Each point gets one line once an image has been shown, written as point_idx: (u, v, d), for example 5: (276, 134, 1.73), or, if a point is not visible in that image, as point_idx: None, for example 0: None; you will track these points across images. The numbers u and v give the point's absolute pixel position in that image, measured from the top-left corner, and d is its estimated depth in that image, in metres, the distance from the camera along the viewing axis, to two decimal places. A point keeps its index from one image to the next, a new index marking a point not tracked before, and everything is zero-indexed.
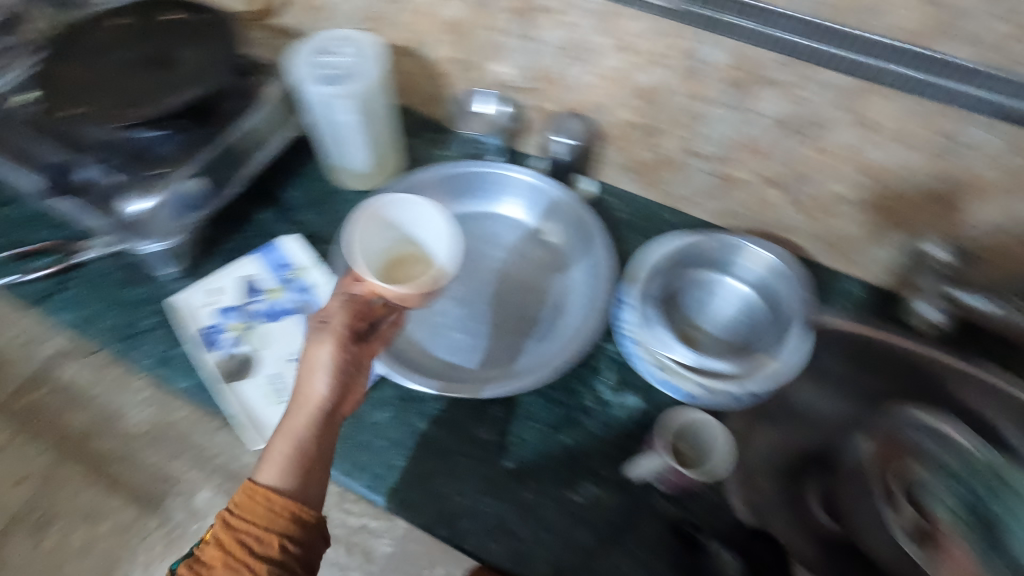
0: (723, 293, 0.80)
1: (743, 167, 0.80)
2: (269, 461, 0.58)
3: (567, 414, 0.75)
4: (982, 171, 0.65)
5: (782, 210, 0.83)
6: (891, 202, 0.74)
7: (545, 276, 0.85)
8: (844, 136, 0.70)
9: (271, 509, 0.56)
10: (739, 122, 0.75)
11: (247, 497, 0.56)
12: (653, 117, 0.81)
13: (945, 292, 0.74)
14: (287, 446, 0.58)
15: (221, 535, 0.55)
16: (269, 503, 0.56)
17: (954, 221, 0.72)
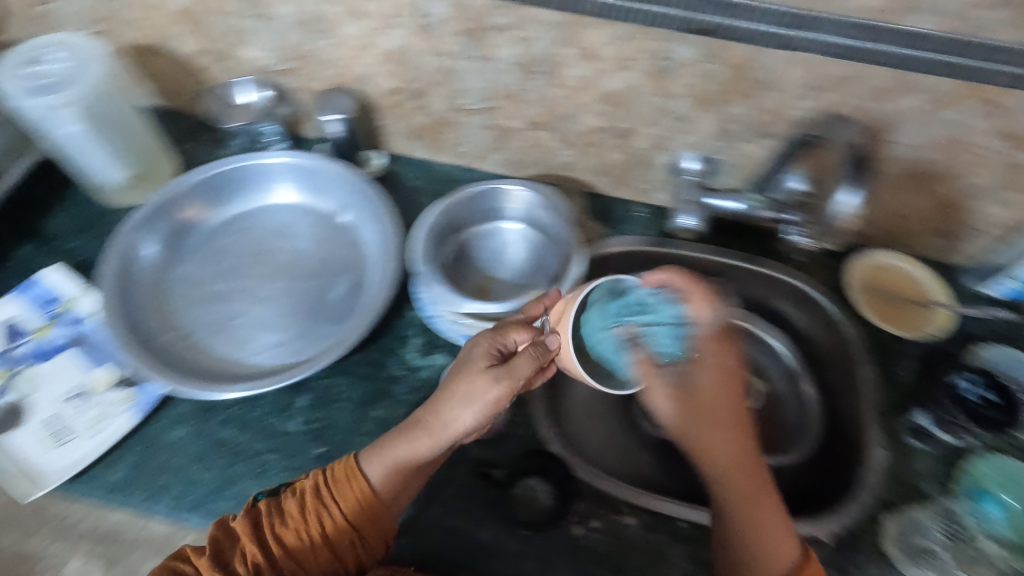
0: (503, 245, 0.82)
1: (507, 116, 0.84)
2: (382, 458, 0.61)
3: (377, 387, 0.76)
4: (694, 86, 0.72)
5: (555, 149, 0.88)
6: (635, 125, 0.80)
7: (339, 255, 0.84)
8: (575, 69, 0.74)
9: (359, 499, 0.59)
10: (486, 72, 0.78)
11: (346, 480, 0.60)
12: (410, 80, 0.82)
13: (701, 201, 0.82)
14: (401, 452, 0.61)
15: (304, 500, 0.59)
16: (359, 497, 0.59)
17: (691, 133, 0.79)
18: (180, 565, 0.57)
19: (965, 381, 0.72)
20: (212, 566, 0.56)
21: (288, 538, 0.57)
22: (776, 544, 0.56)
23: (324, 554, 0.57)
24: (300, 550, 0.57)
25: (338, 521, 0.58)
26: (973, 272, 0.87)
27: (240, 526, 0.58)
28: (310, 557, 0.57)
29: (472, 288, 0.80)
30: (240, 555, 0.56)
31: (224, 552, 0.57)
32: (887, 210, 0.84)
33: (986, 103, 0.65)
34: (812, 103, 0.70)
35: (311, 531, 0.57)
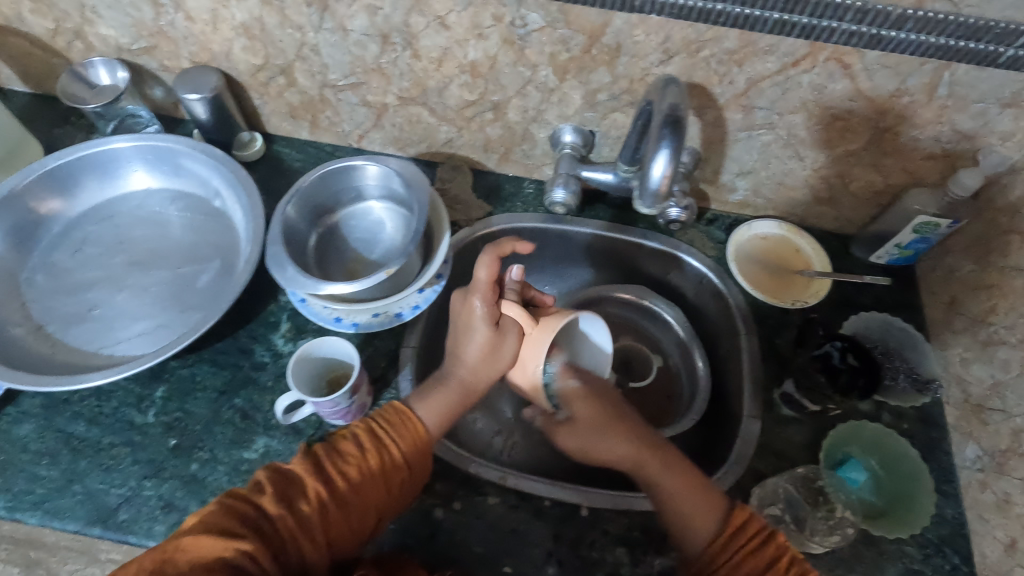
0: (367, 230, 0.79)
1: (378, 91, 0.81)
2: (434, 404, 0.65)
3: (239, 374, 0.73)
4: (552, 54, 0.70)
5: (433, 125, 0.85)
6: (504, 97, 0.78)
7: (212, 240, 0.83)
8: (431, 39, 0.72)
9: (415, 439, 0.62)
10: (344, 45, 0.75)
11: (400, 423, 0.62)
12: (272, 54, 0.79)
13: (578, 173, 0.80)
14: (450, 399, 0.66)
15: (364, 441, 0.60)
16: (413, 439, 0.62)
17: (561, 104, 0.77)
18: (233, 501, 0.54)
19: (831, 348, 0.71)
20: (277, 500, 0.55)
21: (352, 473, 0.58)
22: (706, 501, 0.60)
23: (380, 489, 0.59)
24: (362, 483, 0.58)
25: (394, 458, 0.60)
26: (859, 241, 0.86)
27: (300, 466, 0.58)
28: (367, 492, 0.58)
29: (339, 272, 0.77)
30: (303, 491, 0.56)
31: (289, 488, 0.56)
32: (768, 179, 0.82)
33: (835, 62, 0.64)
34: (668, 68, 0.68)
35: (373, 466, 0.59)
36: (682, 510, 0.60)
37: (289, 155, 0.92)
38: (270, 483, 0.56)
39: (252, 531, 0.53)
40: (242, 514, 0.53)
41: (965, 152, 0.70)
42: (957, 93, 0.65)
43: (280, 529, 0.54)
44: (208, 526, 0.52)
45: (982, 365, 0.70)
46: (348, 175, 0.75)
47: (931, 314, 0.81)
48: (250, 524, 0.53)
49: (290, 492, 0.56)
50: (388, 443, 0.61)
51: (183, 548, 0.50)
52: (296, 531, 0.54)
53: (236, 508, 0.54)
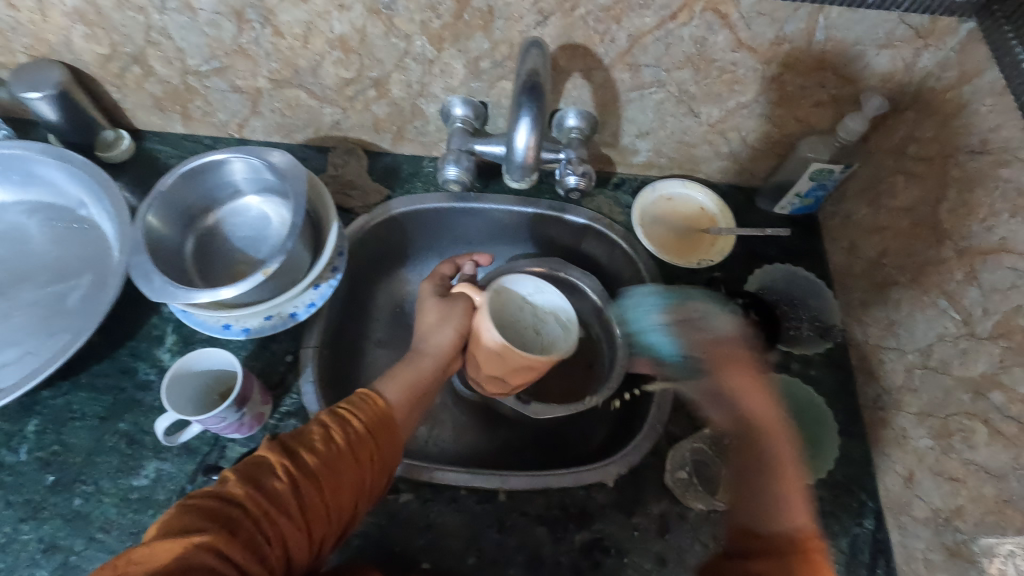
0: (248, 226, 0.73)
1: (247, 75, 0.75)
2: (392, 380, 0.60)
3: (122, 397, 0.68)
4: (423, 22, 0.65)
5: (316, 108, 0.79)
6: (383, 72, 0.73)
7: (81, 255, 0.76)
8: (291, 14, 0.66)
9: (384, 414, 0.56)
10: (197, 26, 0.68)
11: (364, 396, 0.56)
12: (118, 42, 0.71)
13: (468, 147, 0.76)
14: (408, 373, 0.62)
15: (327, 417, 0.54)
16: (381, 411, 0.56)
17: (444, 75, 0.72)
18: (193, 499, 0.46)
19: (735, 307, 0.72)
20: (244, 485, 0.47)
21: (323, 447, 0.51)
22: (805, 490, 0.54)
23: (358, 465, 0.52)
24: (337, 460, 0.51)
25: (366, 430, 0.54)
26: (764, 193, 0.86)
27: (265, 451, 0.50)
28: (347, 469, 0.51)
29: (225, 277, 0.72)
30: (270, 471, 0.49)
31: (254, 471, 0.48)
32: (668, 138, 0.81)
33: (711, 12, 0.62)
34: (546, 29, 0.65)
35: (346, 443, 0.52)
36: (779, 498, 0.53)
37: (164, 152, 0.85)
38: (235, 474, 0.48)
39: (221, 525, 0.44)
40: (205, 509, 0.45)
41: (850, 96, 0.70)
42: (835, 36, 0.64)
43: (255, 514, 0.46)
44: (165, 527, 0.43)
45: (879, 306, 0.72)
46: (219, 173, 0.70)
47: (833, 261, 0.82)
48: (216, 518, 0.44)
49: (257, 474, 0.48)
50: (353, 416, 0.54)
51: (137, 560, 0.41)
52: (274, 514, 0.47)
53: (199, 506, 0.45)
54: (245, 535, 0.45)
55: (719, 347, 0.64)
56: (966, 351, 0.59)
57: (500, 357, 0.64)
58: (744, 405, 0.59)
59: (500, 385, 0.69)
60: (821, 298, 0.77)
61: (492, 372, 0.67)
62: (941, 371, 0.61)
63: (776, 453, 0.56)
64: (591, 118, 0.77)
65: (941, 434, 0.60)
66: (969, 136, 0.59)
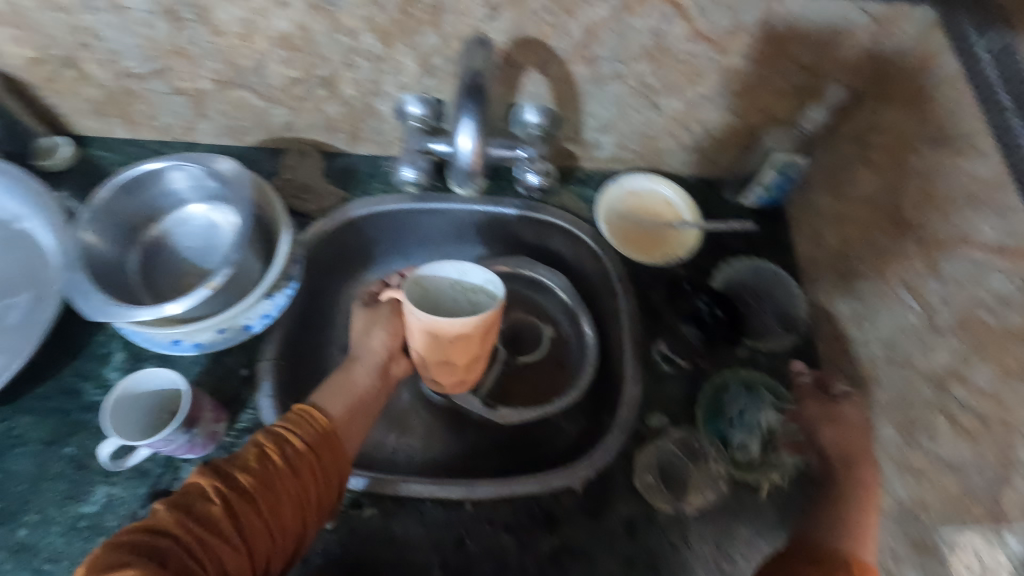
0: (193, 237, 0.70)
1: (188, 76, 0.71)
2: (328, 392, 0.60)
3: (67, 420, 0.65)
4: (368, 17, 0.62)
5: (264, 109, 0.76)
6: (332, 71, 0.69)
7: (19, 270, 0.72)
8: (228, 12, 0.62)
9: (321, 426, 0.55)
10: (128, 26, 0.64)
11: (301, 416, 0.55)
12: (45, 44, 0.67)
13: (424, 146, 0.71)
14: (345, 385, 0.61)
15: (260, 436, 0.53)
16: (319, 427, 0.55)
17: (395, 72, 0.69)
18: (123, 535, 0.44)
19: (700, 303, 0.73)
20: (174, 512, 0.46)
21: (258, 467, 0.50)
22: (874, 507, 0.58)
23: (299, 481, 0.51)
24: (275, 478, 0.50)
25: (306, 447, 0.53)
26: (730, 183, 0.85)
27: (197, 478, 0.49)
28: (287, 486, 0.50)
29: (174, 291, 0.69)
30: (204, 496, 0.47)
31: (187, 499, 0.47)
32: (631, 131, 0.79)
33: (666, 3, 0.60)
34: (497, 23, 0.62)
35: (281, 459, 0.51)
36: (846, 522, 0.58)
37: (107, 159, 0.81)
38: (165, 504, 0.47)
39: (151, 557, 0.43)
40: (133, 543, 0.43)
41: (811, 85, 0.69)
42: (793, 25, 0.62)
43: (188, 541, 0.44)
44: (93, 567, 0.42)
45: (844, 298, 0.71)
46: (159, 185, 0.67)
47: (799, 252, 0.81)
48: (145, 550, 0.43)
49: (189, 501, 0.47)
50: (285, 432, 0.53)
51: None
52: (209, 538, 0.45)
53: (127, 541, 0.43)
54: (178, 565, 0.43)
55: (801, 381, 0.69)
56: (929, 343, 0.58)
57: (431, 339, 0.59)
58: (822, 433, 0.64)
59: (451, 370, 0.64)
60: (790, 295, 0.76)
61: (437, 359, 0.62)
62: (904, 363, 0.61)
63: (861, 479, 0.60)
64: (551, 114, 0.73)
65: (905, 426, 0.60)
66: (928, 125, 0.58)
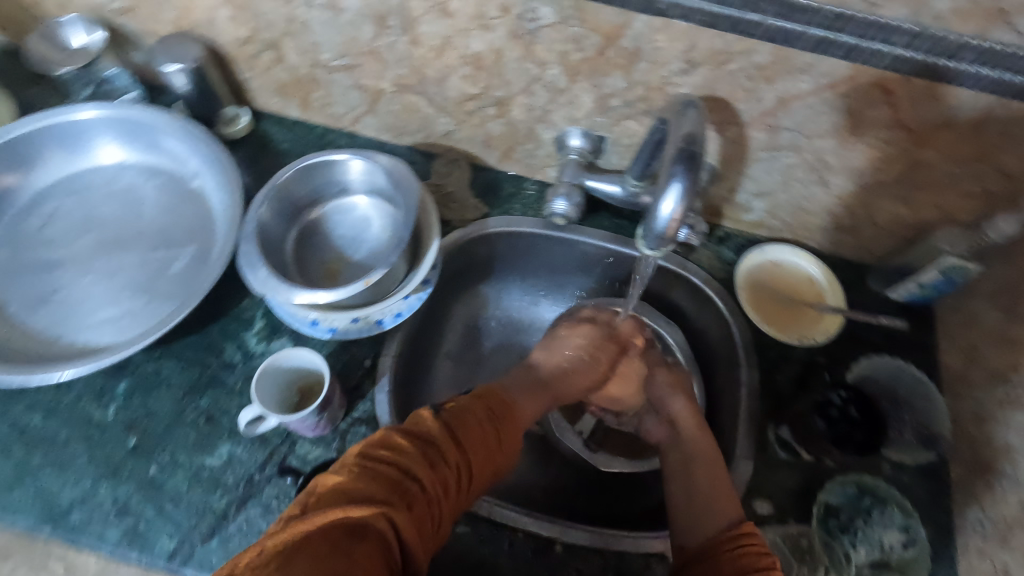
0: (346, 228, 0.74)
1: (373, 76, 0.75)
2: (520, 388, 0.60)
3: (206, 374, 0.69)
4: (563, 52, 0.63)
5: (432, 116, 0.79)
6: (509, 93, 0.71)
7: (187, 225, 0.78)
8: (431, 26, 0.65)
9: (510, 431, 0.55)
10: (337, 24, 0.68)
11: (505, 403, 0.57)
12: (259, 27, 0.72)
13: (581, 182, 0.74)
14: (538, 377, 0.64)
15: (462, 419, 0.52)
16: (512, 420, 0.56)
17: (569, 105, 0.70)
18: (376, 466, 0.48)
19: (833, 396, 0.66)
20: (420, 458, 0.49)
21: (476, 456, 0.51)
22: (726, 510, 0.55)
23: (500, 463, 0.54)
24: (478, 450, 0.52)
25: (504, 441, 0.54)
26: (878, 273, 0.80)
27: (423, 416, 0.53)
28: (489, 465, 0.52)
29: (320, 273, 0.72)
30: (443, 453, 0.50)
31: (429, 448, 0.50)
32: (787, 202, 0.76)
33: (876, 87, 0.57)
34: (689, 78, 0.62)
35: (476, 448, 0.52)
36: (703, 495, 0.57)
37: (277, 136, 0.86)
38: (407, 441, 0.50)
39: (401, 497, 0.46)
40: (384, 477, 0.47)
41: (1007, 194, 0.64)
42: (1009, 132, 0.58)
43: (424, 482, 0.48)
44: (352, 490, 0.45)
45: (997, 425, 0.65)
46: (330, 174, 0.70)
47: (945, 361, 0.75)
48: (393, 485, 0.47)
49: (432, 453, 0.49)
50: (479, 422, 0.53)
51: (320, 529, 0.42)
52: (441, 492, 0.49)
53: (376, 471, 0.47)
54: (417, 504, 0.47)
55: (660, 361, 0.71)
56: None
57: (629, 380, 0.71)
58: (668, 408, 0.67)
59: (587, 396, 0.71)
60: (932, 403, 0.70)
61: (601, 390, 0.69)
62: None
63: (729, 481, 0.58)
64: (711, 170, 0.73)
65: None
66: None
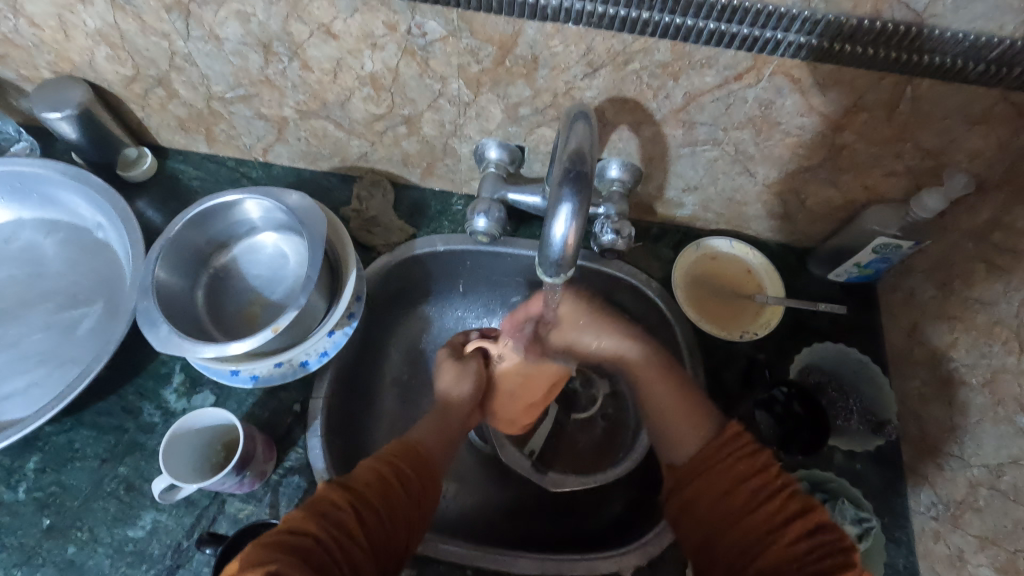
0: (256, 268, 0.70)
1: (273, 104, 0.70)
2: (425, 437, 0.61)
3: (124, 439, 0.65)
4: (461, 65, 0.60)
5: (343, 139, 0.75)
6: (415, 111, 0.68)
7: (93, 280, 0.73)
8: (320, 50, 0.61)
9: (415, 474, 0.55)
10: (221, 54, 0.64)
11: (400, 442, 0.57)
12: (142, 65, 0.67)
13: (502, 195, 0.71)
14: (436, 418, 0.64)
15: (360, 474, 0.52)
16: (417, 461, 0.56)
17: (479, 118, 0.67)
18: (270, 536, 0.45)
19: (776, 393, 0.68)
20: (316, 517, 0.47)
21: (377, 501, 0.50)
22: (695, 421, 0.57)
23: (410, 499, 0.53)
24: (383, 496, 0.51)
25: (407, 476, 0.54)
26: (817, 257, 0.79)
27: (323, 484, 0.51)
28: (395, 502, 0.51)
29: (236, 318, 0.68)
30: (334, 503, 0.49)
31: (319, 505, 0.49)
32: (718, 195, 0.74)
33: (783, 76, 0.55)
34: (594, 81, 0.59)
35: (380, 495, 0.51)
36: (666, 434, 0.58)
37: (186, 173, 0.81)
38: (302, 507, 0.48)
39: (300, 557, 0.44)
40: (279, 543, 0.44)
41: (930, 169, 0.62)
42: (922, 109, 0.56)
43: (326, 538, 0.46)
44: (244, 562, 0.43)
45: (942, 404, 0.64)
46: (232, 214, 0.67)
47: (890, 340, 0.74)
48: (290, 549, 0.44)
49: (320, 507, 0.48)
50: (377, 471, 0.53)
51: None
52: (344, 543, 0.47)
53: (272, 541, 0.45)
54: (318, 562, 0.44)
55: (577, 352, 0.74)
56: None
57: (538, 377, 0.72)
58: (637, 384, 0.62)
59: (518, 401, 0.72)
60: (876, 387, 0.68)
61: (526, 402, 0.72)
62: (1013, 498, 0.54)
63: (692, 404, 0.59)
64: (635, 170, 0.70)
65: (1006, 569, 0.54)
66: None
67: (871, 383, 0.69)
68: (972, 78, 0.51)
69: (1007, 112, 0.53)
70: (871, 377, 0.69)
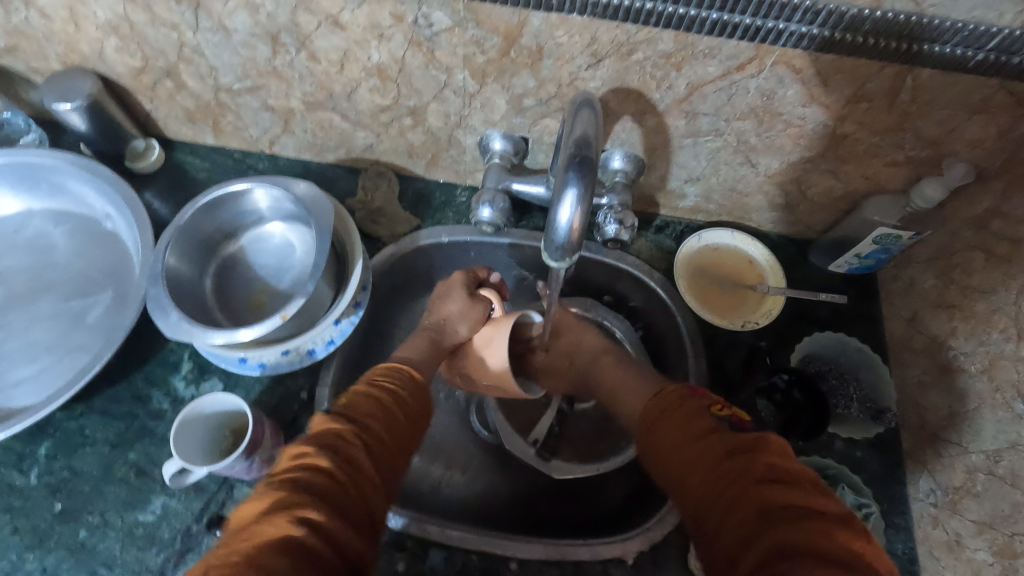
0: (264, 259, 0.71)
1: (280, 95, 0.71)
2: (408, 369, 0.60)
3: (134, 425, 0.66)
4: (467, 56, 0.61)
5: (349, 131, 0.76)
6: (421, 102, 0.68)
7: (102, 270, 0.74)
8: (327, 40, 0.62)
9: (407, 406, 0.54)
10: (229, 46, 0.65)
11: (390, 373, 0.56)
12: (151, 56, 0.68)
13: (508, 186, 0.72)
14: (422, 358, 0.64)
15: (362, 409, 0.51)
16: (408, 392, 0.56)
17: (484, 109, 0.68)
18: (281, 477, 0.44)
19: (776, 380, 0.68)
20: (328, 454, 0.46)
21: (380, 434, 0.50)
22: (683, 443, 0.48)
23: (405, 430, 0.53)
24: (384, 431, 0.51)
25: (402, 406, 0.54)
26: (818, 248, 0.79)
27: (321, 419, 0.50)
28: (396, 435, 0.52)
29: (244, 307, 0.69)
30: (343, 440, 0.48)
31: (327, 441, 0.47)
32: (720, 185, 0.75)
33: (784, 66, 0.56)
34: (598, 71, 0.60)
35: (382, 430, 0.51)
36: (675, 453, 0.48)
37: (192, 165, 0.82)
38: (308, 444, 0.47)
39: (320, 495, 0.43)
40: (297, 483, 0.43)
41: (929, 159, 0.63)
42: (922, 99, 0.56)
43: (341, 475, 0.45)
44: (266, 506, 0.42)
45: (941, 391, 0.65)
46: (238, 205, 0.68)
47: (890, 330, 0.74)
48: (310, 488, 0.43)
49: (330, 445, 0.47)
50: (376, 404, 0.52)
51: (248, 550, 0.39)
52: (357, 476, 0.46)
53: (287, 481, 0.43)
54: (337, 499, 0.44)
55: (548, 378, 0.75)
56: None
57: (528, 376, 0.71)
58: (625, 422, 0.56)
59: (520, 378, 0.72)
60: (877, 375, 0.69)
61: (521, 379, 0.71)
62: (1010, 482, 0.55)
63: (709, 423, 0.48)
64: (638, 161, 0.71)
65: (1004, 551, 0.55)
66: None
67: (872, 370, 0.70)
68: (968, 69, 0.52)
69: (1004, 101, 0.54)
70: (872, 364, 0.70)
